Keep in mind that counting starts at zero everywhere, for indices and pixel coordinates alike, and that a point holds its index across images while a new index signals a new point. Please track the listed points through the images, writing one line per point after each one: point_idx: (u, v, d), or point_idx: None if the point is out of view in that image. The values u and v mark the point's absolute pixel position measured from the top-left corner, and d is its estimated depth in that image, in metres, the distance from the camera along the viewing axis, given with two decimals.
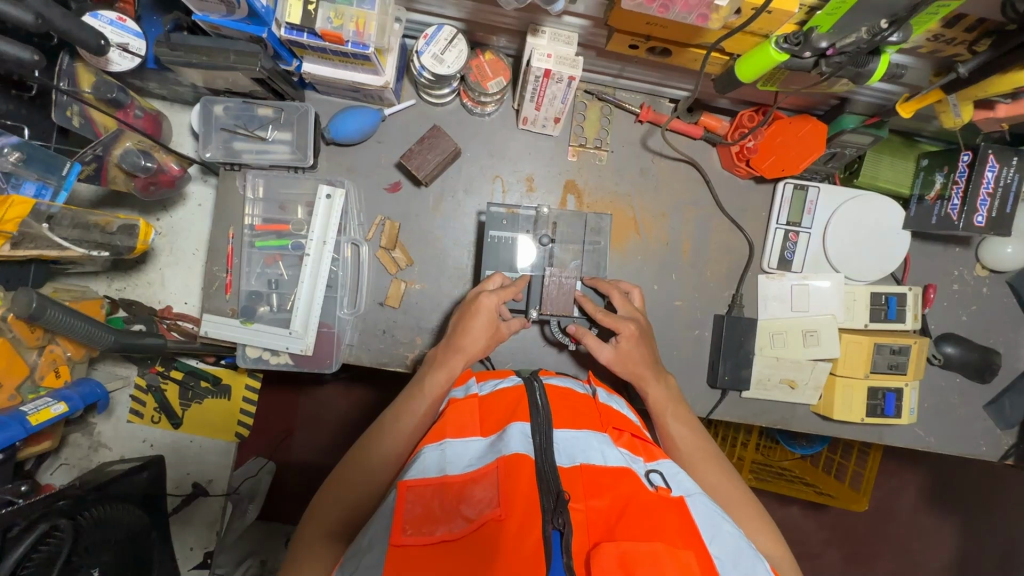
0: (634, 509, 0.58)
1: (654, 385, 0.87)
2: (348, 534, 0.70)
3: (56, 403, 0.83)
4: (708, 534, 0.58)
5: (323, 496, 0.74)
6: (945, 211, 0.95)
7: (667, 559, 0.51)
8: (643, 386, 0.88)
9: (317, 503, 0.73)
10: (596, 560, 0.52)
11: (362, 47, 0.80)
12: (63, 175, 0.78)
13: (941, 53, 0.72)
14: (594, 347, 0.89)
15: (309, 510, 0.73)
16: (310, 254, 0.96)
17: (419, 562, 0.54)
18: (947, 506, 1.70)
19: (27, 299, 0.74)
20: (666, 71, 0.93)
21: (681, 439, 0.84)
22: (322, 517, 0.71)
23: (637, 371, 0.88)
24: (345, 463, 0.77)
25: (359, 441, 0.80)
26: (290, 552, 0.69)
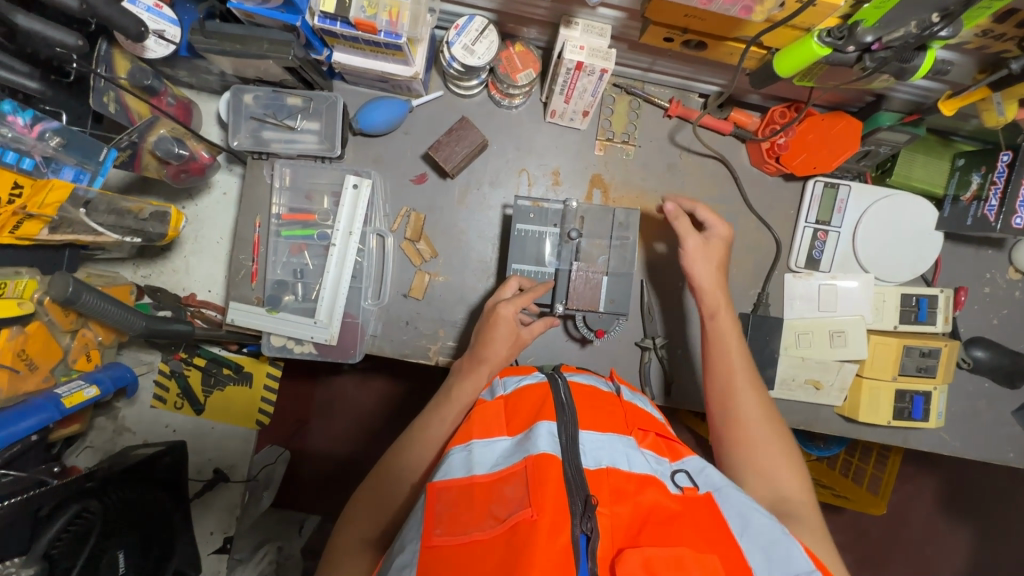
0: (655, 519, 0.58)
1: (701, 251, 0.88)
2: (380, 541, 0.72)
3: (89, 387, 0.85)
4: (738, 527, 0.58)
5: (354, 505, 0.76)
6: (981, 212, 0.93)
7: (693, 562, 0.52)
8: (691, 257, 0.88)
9: (349, 512, 0.76)
10: (622, 565, 0.52)
11: (394, 37, 0.80)
12: (99, 161, 0.78)
13: (989, 49, 0.70)
14: (686, 232, 0.88)
15: (342, 517, 0.76)
16: (337, 244, 0.96)
17: (446, 563, 0.53)
18: (965, 512, 1.68)
19: (64, 283, 0.75)
20: (699, 65, 0.92)
21: (732, 351, 0.84)
22: (355, 524, 0.74)
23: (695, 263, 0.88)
24: (374, 473, 0.78)
25: (387, 451, 0.81)
26: (327, 558, 0.72)
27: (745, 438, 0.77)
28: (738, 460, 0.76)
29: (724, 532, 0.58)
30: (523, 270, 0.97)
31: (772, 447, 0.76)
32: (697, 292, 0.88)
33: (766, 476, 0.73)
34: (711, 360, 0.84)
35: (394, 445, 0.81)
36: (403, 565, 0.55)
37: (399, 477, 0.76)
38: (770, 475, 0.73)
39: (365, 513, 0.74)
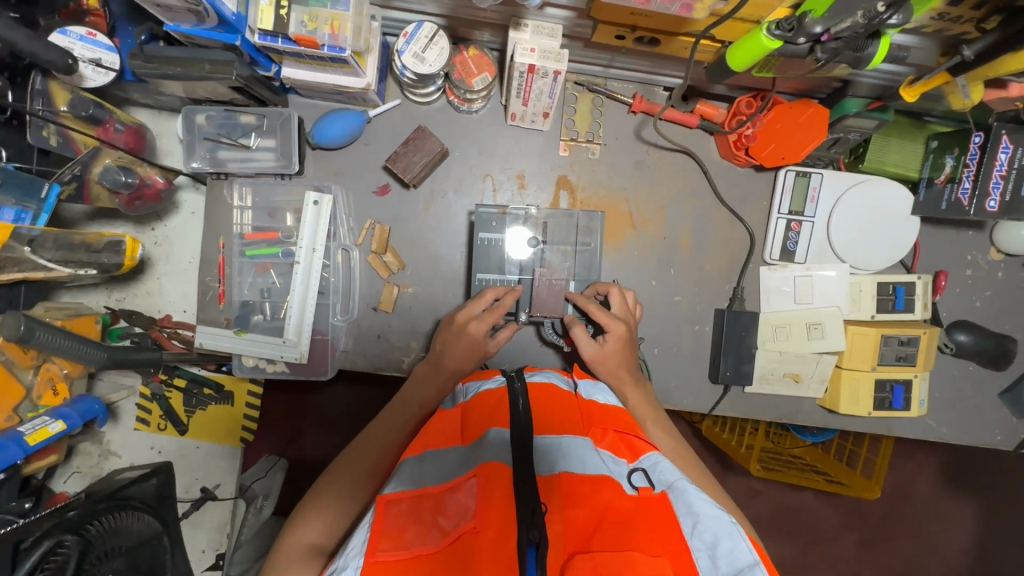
0: (610, 519, 0.58)
1: (631, 388, 0.89)
2: (326, 547, 0.69)
3: (54, 421, 0.84)
4: (689, 527, 0.59)
5: (302, 509, 0.74)
6: (955, 196, 0.91)
7: (642, 567, 0.52)
8: (623, 390, 0.89)
9: (296, 515, 0.73)
10: (569, 570, 0.52)
11: (338, 50, 0.78)
12: (41, 199, 0.79)
13: (947, 32, 0.67)
14: (581, 340, 0.88)
15: (289, 522, 0.73)
16: (300, 260, 0.94)
17: None
18: (965, 488, 1.66)
19: (15, 323, 0.75)
20: (658, 60, 0.89)
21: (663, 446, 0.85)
22: (302, 527, 0.71)
23: (617, 372, 0.89)
24: (327, 476, 0.78)
25: (341, 454, 0.81)
26: (267, 566, 0.68)
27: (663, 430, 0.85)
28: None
29: (676, 533, 0.58)
30: (489, 279, 0.95)
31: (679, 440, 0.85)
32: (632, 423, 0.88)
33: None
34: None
35: (349, 448, 0.82)
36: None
37: (353, 477, 0.77)
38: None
39: (312, 516, 0.72)
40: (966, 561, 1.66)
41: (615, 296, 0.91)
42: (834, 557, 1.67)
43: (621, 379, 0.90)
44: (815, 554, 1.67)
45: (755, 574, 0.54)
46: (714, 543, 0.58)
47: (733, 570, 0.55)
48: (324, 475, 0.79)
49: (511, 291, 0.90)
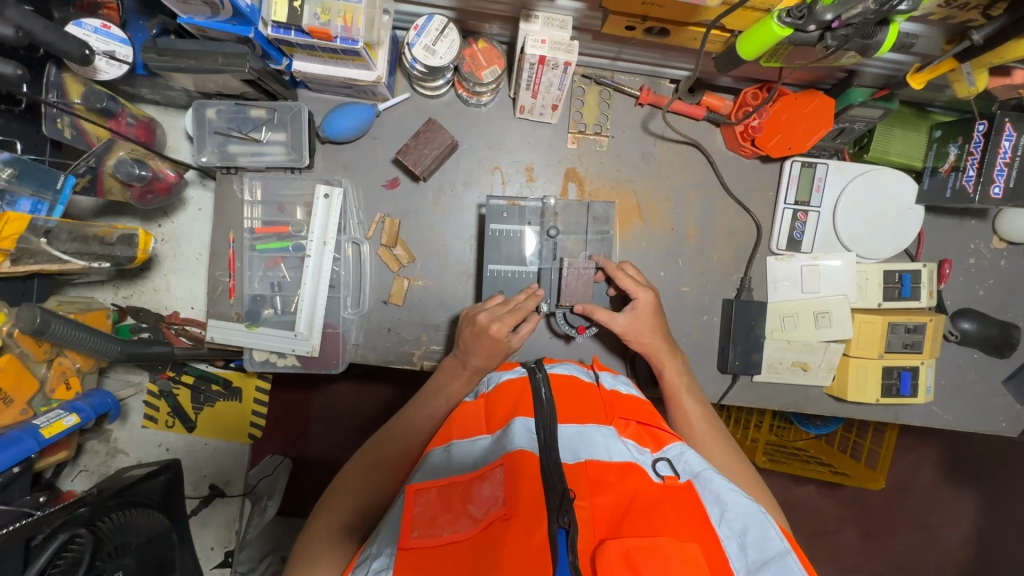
0: (638, 506, 0.61)
1: (666, 355, 0.91)
2: (358, 532, 0.69)
3: (68, 415, 0.84)
4: (716, 515, 0.60)
5: (333, 494, 0.74)
6: (960, 183, 0.92)
7: (671, 551, 0.54)
8: (658, 358, 0.91)
9: (327, 498, 0.73)
10: (602, 553, 0.54)
11: (351, 42, 0.78)
12: (57, 190, 0.78)
13: (953, 20, 0.68)
14: (607, 319, 0.91)
15: (318, 507, 0.73)
16: (311, 254, 0.95)
17: (426, 563, 0.55)
18: (967, 479, 1.68)
19: (30, 315, 0.75)
20: (667, 52, 0.90)
21: (693, 414, 0.87)
22: (332, 512, 0.71)
23: (650, 341, 0.91)
24: (354, 463, 0.78)
25: (368, 441, 0.81)
26: (297, 552, 0.67)
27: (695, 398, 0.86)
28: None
29: (703, 520, 0.59)
30: (500, 270, 0.96)
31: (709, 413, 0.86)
32: (664, 391, 0.90)
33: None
34: (676, 422, 0.88)
35: (376, 436, 0.81)
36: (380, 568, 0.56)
37: (380, 465, 0.76)
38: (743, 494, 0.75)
39: (341, 502, 0.71)
40: (969, 551, 1.68)
41: (629, 269, 0.93)
42: (837, 549, 1.68)
43: (655, 348, 0.92)
44: (818, 546, 1.68)
45: (785, 561, 0.55)
46: (742, 530, 0.58)
47: (763, 557, 0.55)
48: (351, 462, 0.79)
49: (532, 295, 0.90)
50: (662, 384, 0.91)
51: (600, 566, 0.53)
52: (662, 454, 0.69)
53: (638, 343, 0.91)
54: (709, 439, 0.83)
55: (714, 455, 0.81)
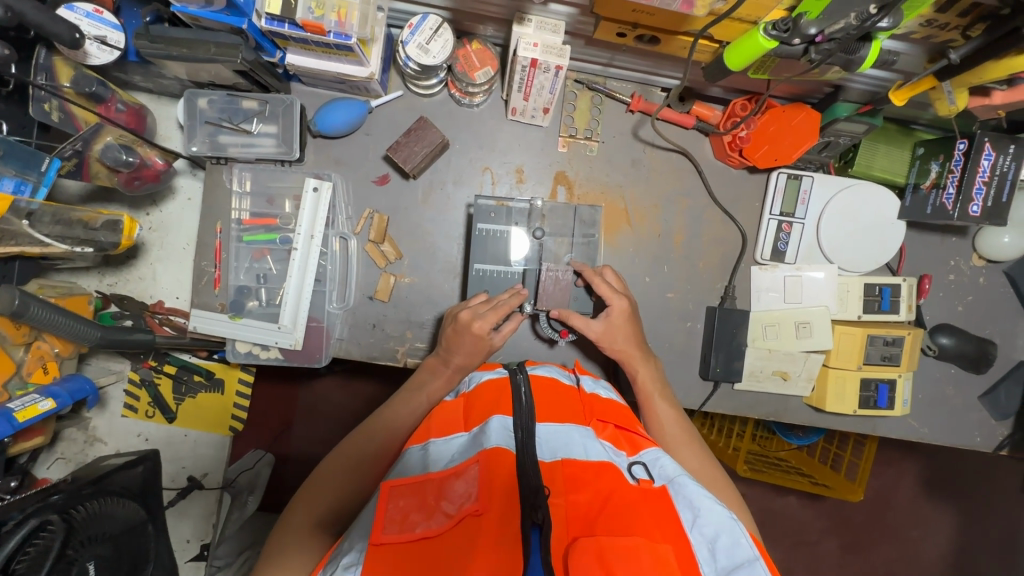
0: (613, 505, 0.61)
1: (639, 359, 0.92)
2: (336, 523, 0.69)
3: (44, 399, 0.82)
4: (688, 519, 0.61)
5: (311, 485, 0.73)
6: (940, 201, 0.94)
7: (642, 552, 0.54)
8: (631, 365, 0.92)
9: (303, 493, 0.72)
10: (573, 549, 0.54)
11: (344, 38, 0.79)
12: (42, 172, 0.78)
13: (934, 39, 0.70)
14: (583, 325, 0.91)
15: (294, 499, 0.72)
16: (298, 248, 0.95)
17: (398, 560, 0.56)
18: (944, 494, 1.70)
19: (9, 296, 0.74)
20: (657, 60, 0.91)
21: (667, 418, 0.87)
22: (308, 505, 0.70)
23: (624, 348, 0.92)
24: (333, 457, 0.76)
25: (347, 437, 0.80)
26: (269, 544, 0.67)
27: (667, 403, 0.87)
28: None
29: (675, 523, 0.60)
30: (486, 270, 0.96)
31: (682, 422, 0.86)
32: (637, 397, 0.91)
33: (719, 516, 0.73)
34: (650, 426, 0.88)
35: (358, 429, 0.80)
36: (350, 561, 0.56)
37: (360, 458, 0.75)
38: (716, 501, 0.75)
39: (319, 497, 0.71)
40: (945, 566, 1.69)
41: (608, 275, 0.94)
42: (816, 560, 1.69)
43: (629, 356, 0.92)
44: (798, 558, 1.69)
45: (754, 568, 0.55)
46: (713, 536, 0.59)
47: (732, 564, 0.56)
48: (330, 456, 0.78)
49: (517, 294, 0.90)
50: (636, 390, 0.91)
51: (572, 562, 0.54)
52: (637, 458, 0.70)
53: (613, 350, 0.92)
54: (682, 443, 0.83)
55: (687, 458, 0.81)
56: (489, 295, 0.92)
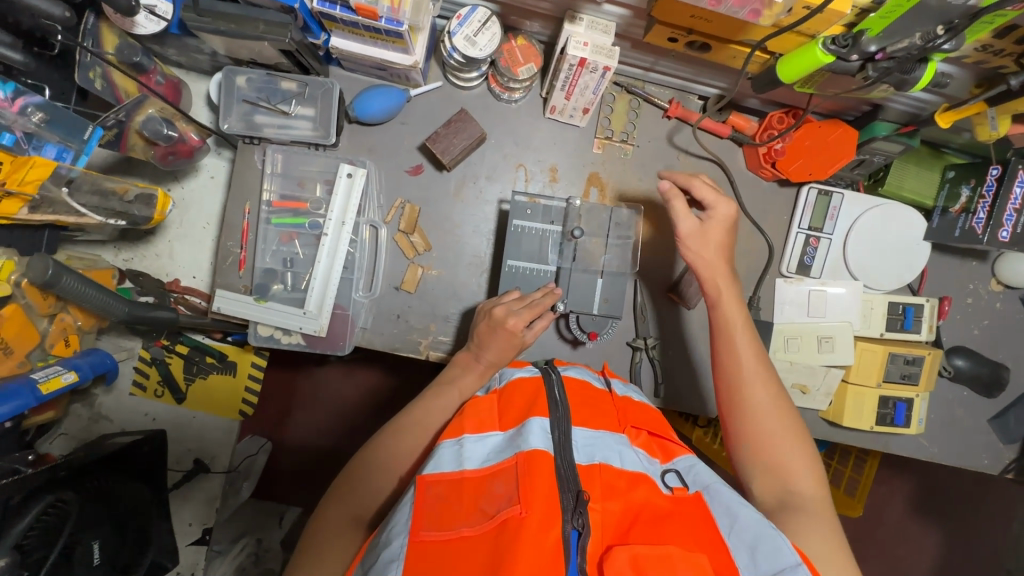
0: (645, 518, 0.61)
1: (717, 272, 0.85)
2: (368, 519, 0.69)
3: (67, 372, 0.83)
4: (726, 526, 0.61)
5: (344, 479, 0.73)
6: (969, 224, 0.95)
7: (679, 559, 0.54)
8: (716, 285, 0.85)
9: (337, 487, 0.72)
10: (609, 560, 0.55)
11: (395, 24, 0.78)
12: (84, 140, 0.76)
13: (986, 64, 0.71)
14: (681, 212, 0.86)
15: (329, 493, 0.72)
16: (328, 234, 0.94)
17: (434, 557, 0.55)
18: (934, 514, 1.73)
19: (43, 265, 0.72)
20: (701, 68, 0.92)
21: (737, 328, 0.82)
22: (343, 500, 0.70)
23: (709, 269, 0.85)
24: (366, 451, 0.75)
25: (379, 429, 0.78)
26: (307, 538, 0.68)
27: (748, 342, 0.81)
28: (748, 459, 0.74)
29: (712, 532, 0.60)
30: (519, 266, 0.96)
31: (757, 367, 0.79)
32: (715, 324, 0.84)
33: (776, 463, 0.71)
34: (716, 338, 0.83)
35: (391, 422, 0.78)
36: (390, 557, 0.56)
37: (392, 453, 0.74)
38: (783, 451, 0.72)
39: (354, 492, 0.71)
40: None
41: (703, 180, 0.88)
42: None
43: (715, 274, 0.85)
44: None
45: (796, 574, 0.54)
46: (753, 542, 0.58)
47: (775, 569, 0.55)
48: (363, 449, 0.77)
49: (550, 292, 0.89)
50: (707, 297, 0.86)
51: (607, 570, 0.54)
52: (685, 461, 0.71)
53: (698, 258, 0.86)
54: (748, 370, 0.79)
55: (753, 388, 0.77)
56: (521, 293, 0.92)
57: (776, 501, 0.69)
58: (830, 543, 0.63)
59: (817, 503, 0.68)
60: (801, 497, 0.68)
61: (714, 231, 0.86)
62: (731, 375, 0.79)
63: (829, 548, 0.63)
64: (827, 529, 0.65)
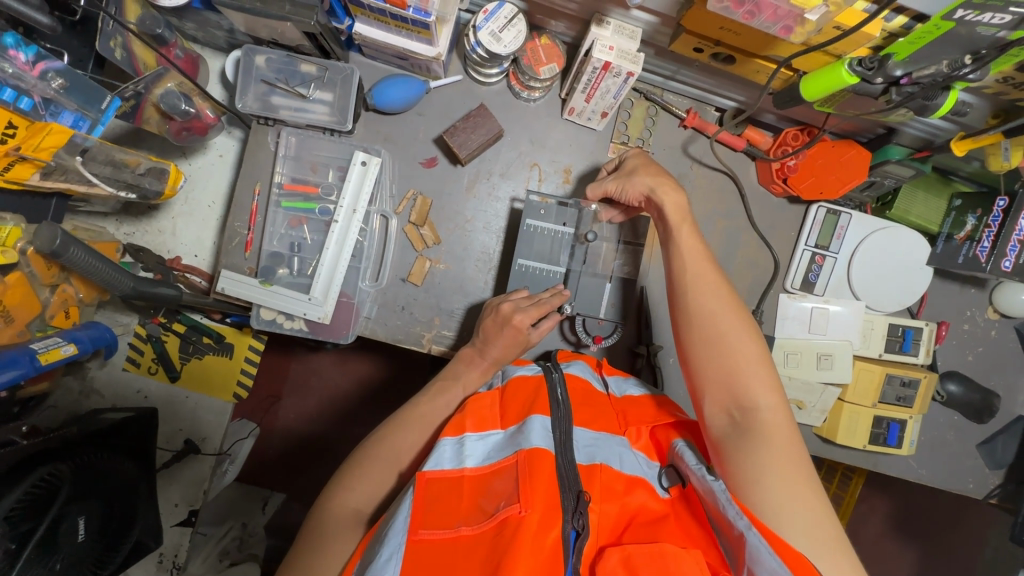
0: (640, 521, 0.62)
1: (670, 192, 0.80)
2: (368, 514, 0.68)
3: (65, 345, 0.83)
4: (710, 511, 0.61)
5: (344, 473, 0.72)
6: (973, 252, 0.96)
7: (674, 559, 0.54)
8: (661, 193, 0.80)
9: (336, 480, 0.72)
10: (602, 563, 0.56)
11: (423, 14, 0.78)
12: (101, 110, 0.77)
13: (1005, 96, 0.72)
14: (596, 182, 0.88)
15: (328, 487, 0.72)
16: (339, 221, 0.94)
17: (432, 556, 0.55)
18: (911, 534, 1.76)
19: (50, 234, 0.71)
20: (721, 79, 0.92)
21: (688, 248, 0.76)
22: (343, 494, 0.70)
23: (655, 177, 0.82)
24: (367, 444, 0.75)
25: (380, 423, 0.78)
26: (307, 530, 0.67)
27: (691, 246, 0.76)
28: (702, 379, 0.67)
29: (703, 534, 0.60)
30: (530, 265, 0.96)
31: (704, 274, 0.73)
32: (663, 227, 0.80)
33: (732, 385, 0.65)
34: (670, 257, 0.77)
35: (393, 416, 0.78)
36: (388, 556, 0.56)
37: (392, 445, 0.73)
38: (729, 349, 0.67)
39: (355, 485, 0.70)
40: None
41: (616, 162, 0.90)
42: None
43: (660, 183, 0.81)
44: None
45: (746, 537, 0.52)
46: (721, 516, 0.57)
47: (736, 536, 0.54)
48: (363, 443, 0.76)
49: (559, 292, 0.89)
50: (662, 219, 0.80)
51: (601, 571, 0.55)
52: (675, 447, 0.68)
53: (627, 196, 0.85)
54: (704, 289, 0.72)
55: (708, 307, 0.70)
56: (530, 292, 0.92)
57: (731, 424, 0.63)
58: (786, 471, 0.58)
59: (777, 421, 0.62)
60: (758, 419, 0.62)
61: (629, 171, 0.85)
62: (685, 294, 0.72)
63: (786, 477, 0.58)
64: (784, 453, 0.60)
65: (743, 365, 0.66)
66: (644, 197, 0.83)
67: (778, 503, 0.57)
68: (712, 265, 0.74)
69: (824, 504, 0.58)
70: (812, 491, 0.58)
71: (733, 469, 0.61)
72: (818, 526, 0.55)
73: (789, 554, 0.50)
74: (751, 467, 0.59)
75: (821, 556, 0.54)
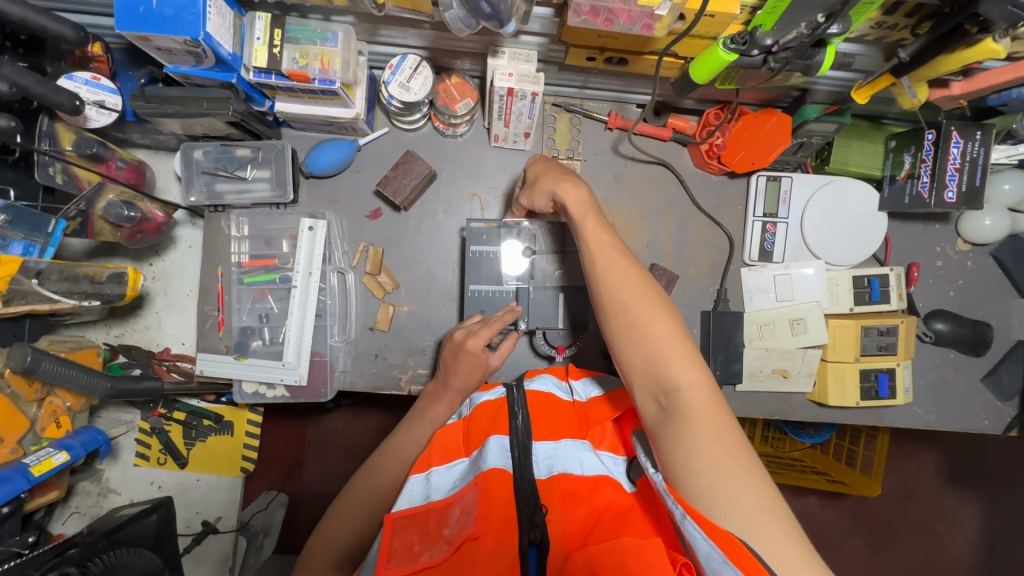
0: (607, 517, 0.63)
1: (570, 189, 0.81)
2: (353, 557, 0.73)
3: (58, 452, 0.89)
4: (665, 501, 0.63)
5: (327, 523, 0.75)
6: (916, 190, 0.96)
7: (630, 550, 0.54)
8: (560, 188, 0.81)
9: (322, 530, 0.75)
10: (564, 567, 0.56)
11: (328, 83, 0.83)
12: (48, 233, 0.86)
13: (888, 39, 0.76)
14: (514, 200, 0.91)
15: (314, 538, 0.75)
16: (298, 286, 0.97)
17: None
18: (967, 483, 1.67)
19: (22, 354, 0.81)
20: (630, 79, 0.95)
21: (595, 241, 0.76)
22: (329, 544, 0.73)
23: (556, 177, 0.84)
24: (347, 492, 0.78)
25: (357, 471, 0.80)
26: None
27: (598, 240, 0.76)
28: (629, 371, 0.67)
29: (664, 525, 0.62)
30: (481, 290, 0.99)
31: (614, 266, 0.74)
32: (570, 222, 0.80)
33: (654, 371, 0.64)
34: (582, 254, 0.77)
35: (369, 461, 0.80)
36: None
37: (368, 490, 0.77)
38: (644, 335, 0.67)
39: (339, 533, 0.74)
40: (976, 558, 1.65)
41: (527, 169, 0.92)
42: (845, 562, 1.65)
43: (559, 181, 0.83)
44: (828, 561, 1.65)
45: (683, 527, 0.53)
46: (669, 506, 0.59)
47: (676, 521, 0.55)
48: (345, 490, 0.79)
49: (511, 310, 0.91)
50: (567, 216, 0.80)
51: None
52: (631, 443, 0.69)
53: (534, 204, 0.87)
54: (614, 279, 0.72)
55: (620, 297, 0.70)
56: (483, 315, 0.94)
57: (660, 409, 0.63)
58: (715, 449, 0.58)
59: (701, 400, 0.61)
60: (680, 399, 0.62)
61: (534, 180, 0.87)
62: (599, 289, 0.73)
63: (715, 456, 0.57)
64: (711, 433, 0.59)
65: (661, 349, 0.66)
66: (550, 201, 0.84)
67: (707, 484, 0.56)
68: (621, 255, 0.75)
69: (759, 480, 0.56)
70: (743, 466, 0.57)
71: (667, 456, 0.60)
72: (752, 501, 0.54)
73: (720, 535, 0.50)
74: (681, 452, 0.58)
75: (757, 533, 0.53)
